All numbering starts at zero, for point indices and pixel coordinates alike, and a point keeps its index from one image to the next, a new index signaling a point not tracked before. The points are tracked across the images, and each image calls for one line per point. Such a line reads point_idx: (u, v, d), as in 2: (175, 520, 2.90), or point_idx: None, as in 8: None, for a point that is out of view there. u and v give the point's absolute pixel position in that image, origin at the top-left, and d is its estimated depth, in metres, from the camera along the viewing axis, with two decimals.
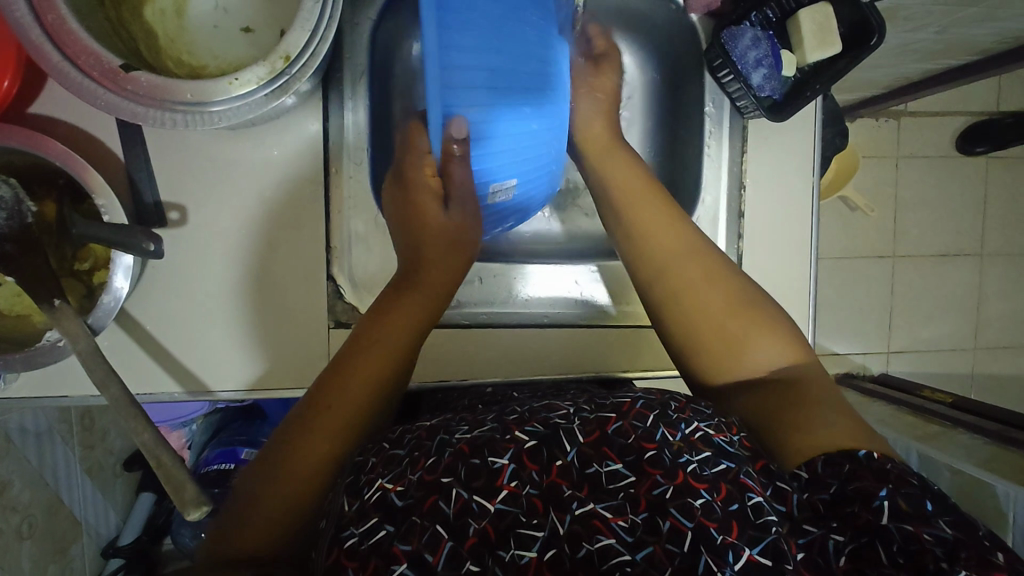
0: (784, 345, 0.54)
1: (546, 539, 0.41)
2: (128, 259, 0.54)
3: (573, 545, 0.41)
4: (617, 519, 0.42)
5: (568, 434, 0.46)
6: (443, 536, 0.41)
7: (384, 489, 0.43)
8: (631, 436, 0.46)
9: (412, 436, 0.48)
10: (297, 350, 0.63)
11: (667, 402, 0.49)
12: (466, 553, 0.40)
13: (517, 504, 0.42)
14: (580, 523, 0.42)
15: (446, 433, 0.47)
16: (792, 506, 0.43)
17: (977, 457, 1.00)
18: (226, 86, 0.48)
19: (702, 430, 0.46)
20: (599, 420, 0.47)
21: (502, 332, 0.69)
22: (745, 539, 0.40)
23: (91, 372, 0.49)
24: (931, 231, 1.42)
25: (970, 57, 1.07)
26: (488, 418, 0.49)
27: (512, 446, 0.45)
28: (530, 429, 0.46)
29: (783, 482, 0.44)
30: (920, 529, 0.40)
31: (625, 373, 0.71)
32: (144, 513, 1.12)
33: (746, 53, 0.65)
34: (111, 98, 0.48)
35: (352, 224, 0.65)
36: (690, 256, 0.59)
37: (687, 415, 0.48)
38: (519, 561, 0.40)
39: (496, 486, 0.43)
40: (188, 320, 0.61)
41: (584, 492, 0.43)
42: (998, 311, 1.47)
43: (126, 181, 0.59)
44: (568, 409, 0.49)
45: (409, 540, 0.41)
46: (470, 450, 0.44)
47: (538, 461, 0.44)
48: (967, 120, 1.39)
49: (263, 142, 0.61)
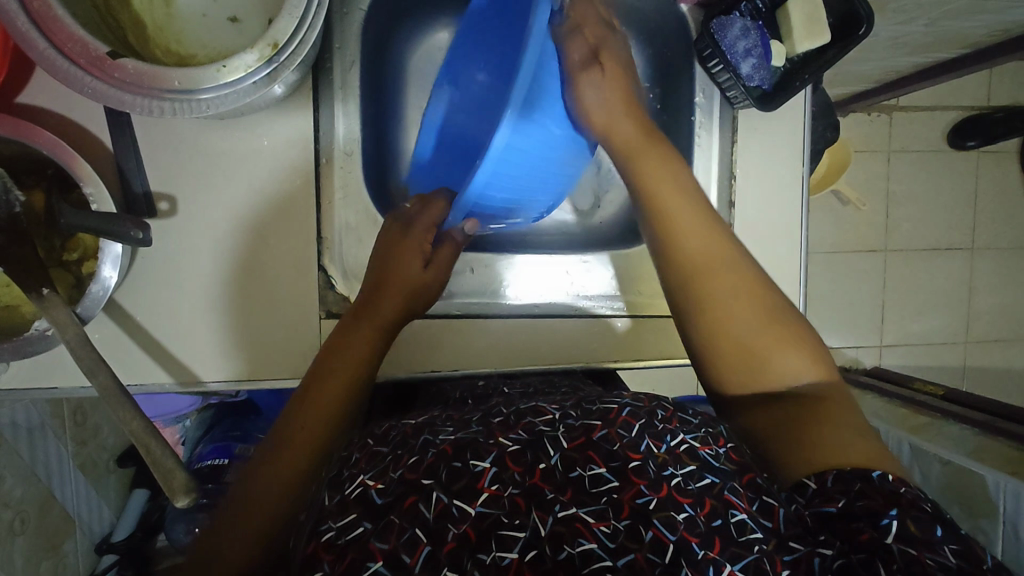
0: (812, 363, 0.52)
1: (527, 539, 0.40)
2: (117, 248, 0.53)
3: (555, 546, 0.40)
4: (600, 524, 0.41)
5: (552, 439, 0.45)
6: (421, 538, 0.40)
7: (365, 485, 0.43)
8: (617, 444, 0.45)
9: (398, 433, 0.48)
10: (284, 343, 0.63)
11: (654, 411, 0.49)
12: (445, 557, 0.39)
13: (498, 505, 0.42)
14: (562, 523, 0.41)
15: (430, 433, 0.47)
16: (779, 522, 0.41)
17: (967, 447, 1.01)
18: (215, 73, 0.48)
19: (687, 443, 0.46)
20: (585, 427, 0.46)
21: (493, 324, 0.69)
22: (727, 555, 0.39)
23: (80, 360, 0.49)
24: (923, 224, 1.43)
25: (960, 51, 1.08)
26: (473, 420, 0.49)
27: (494, 450, 0.44)
28: (514, 435, 0.46)
29: (770, 495, 0.43)
30: (923, 554, 0.39)
31: (612, 364, 0.71)
32: (138, 511, 1.11)
33: (735, 43, 0.65)
34: (99, 86, 0.48)
35: (341, 216, 0.66)
36: (718, 264, 0.54)
37: (672, 425, 0.48)
38: (501, 562, 0.39)
39: (476, 488, 0.42)
40: (176, 311, 0.61)
41: (566, 495, 0.42)
42: (989, 304, 1.48)
43: (116, 172, 0.59)
44: (553, 416, 0.48)
45: (386, 539, 0.40)
46: (453, 451, 0.44)
47: (521, 463, 0.44)
48: (957, 114, 1.40)
49: (253, 132, 0.61)
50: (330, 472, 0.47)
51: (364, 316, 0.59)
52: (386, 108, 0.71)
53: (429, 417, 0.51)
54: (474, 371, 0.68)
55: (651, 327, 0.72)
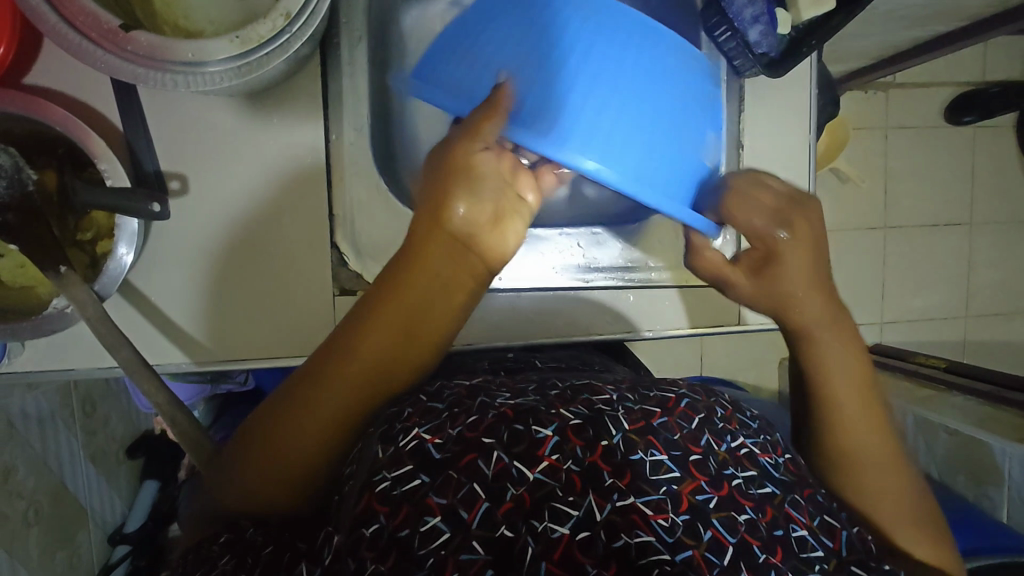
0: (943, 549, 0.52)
1: (580, 519, 0.40)
2: (134, 225, 0.54)
3: (610, 533, 0.40)
4: (657, 517, 0.41)
5: (613, 419, 0.45)
6: (479, 494, 0.40)
7: (421, 439, 0.43)
8: (677, 433, 0.46)
9: (452, 394, 0.48)
10: (300, 320, 0.63)
11: (713, 408, 0.50)
12: (502, 517, 0.40)
13: (556, 477, 0.41)
14: (619, 513, 0.40)
15: (487, 396, 0.47)
16: (840, 545, 0.44)
17: (972, 417, 1.03)
18: (227, 44, 0.49)
19: (747, 447, 0.48)
20: (645, 413, 0.47)
21: (504, 300, 0.70)
22: (787, 565, 0.41)
23: (101, 337, 0.49)
24: (921, 201, 1.44)
25: (958, 23, 1.08)
26: (529, 389, 0.50)
27: (557, 420, 0.44)
28: (575, 409, 0.46)
29: (831, 516, 0.46)
30: None
31: (621, 334, 0.72)
32: (148, 500, 1.10)
33: (743, 11, 0.65)
34: (111, 60, 0.48)
35: (352, 191, 0.65)
36: (872, 427, 0.54)
37: (733, 427, 0.49)
38: (551, 534, 0.39)
39: (537, 455, 0.42)
40: (189, 291, 0.61)
41: (624, 482, 0.42)
42: (988, 279, 1.49)
43: (126, 150, 0.58)
44: (612, 396, 0.48)
45: (444, 494, 0.40)
46: (514, 415, 0.45)
47: (583, 438, 0.44)
48: (953, 90, 1.41)
49: (261, 108, 0.61)
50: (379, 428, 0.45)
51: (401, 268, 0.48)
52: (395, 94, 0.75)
53: (479, 381, 0.52)
54: (488, 345, 0.69)
55: (660, 298, 0.73)
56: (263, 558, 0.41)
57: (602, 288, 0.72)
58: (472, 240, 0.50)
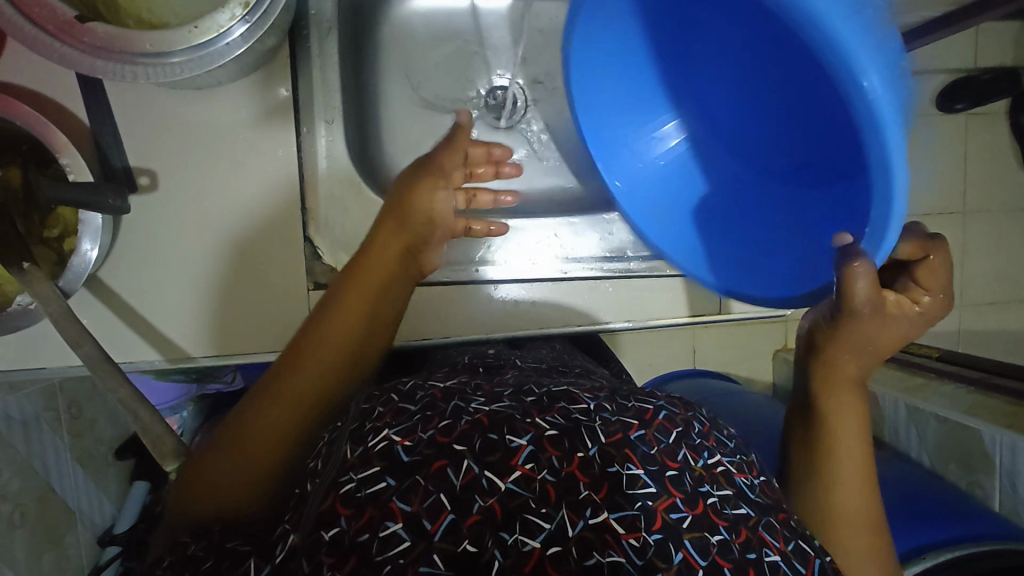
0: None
1: (552, 533, 0.39)
2: (97, 220, 0.54)
3: (582, 550, 0.39)
4: (629, 537, 0.40)
5: (590, 430, 0.45)
6: (446, 505, 0.39)
7: (391, 440, 0.42)
8: (654, 448, 0.45)
9: (425, 395, 0.47)
10: (270, 313, 0.64)
11: (691, 422, 0.50)
12: (467, 530, 0.38)
13: (529, 488, 0.41)
14: (592, 529, 0.40)
15: (461, 400, 0.47)
16: (813, 570, 0.43)
17: (963, 405, 1.00)
18: (187, 34, 0.48)
19: (724, 465, 0.47)
20: (622, 424, 0.47)
21: (482, 294, 0.72)
22: None
23: (64, 332, 0.49)
24: (915, 189, 1.39)
25: (942, 8, 1.06)
26: (505, 394, 0.49)
27: (532, 431, 0.44)
28: (551, 419, 0.45)
29: (807, 543, 0.45)
30: None
31: (598, 325, 0.75)
32: (139, 503, 1.10)
33: None
34: (67, 52, 0.47)
35: (325, 186, 0.66)
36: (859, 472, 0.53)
37: (710, 443, 0.49)
38: (522, 547, 0.38)
39: (510, 464, 0.41)
40: (159, 288, 0.63)
41: (600, 494, 0.42)
42: (983, 268, 1.45)
43: (93, 149, 0.59)
44: (589, 406, 0.48)
45: (410, 501, 0.39)
46: (488, 423, 0.44)
47: (559, 449, 0.43)
48: (946, 77, 1.35)
49: (227, 104, 0.61)
50: (351, 424, 0.45)
51: (358, 268, 0.56)
52: (360, 87, 0.74)
53: (455, 383, 0.51)
54: (465, 337, 0.72)
55: (639, 291, 0.76)
56: (201, 571, 0.40)
57: (580, 279, 0.74)
58: (420, 252, 0.60)
